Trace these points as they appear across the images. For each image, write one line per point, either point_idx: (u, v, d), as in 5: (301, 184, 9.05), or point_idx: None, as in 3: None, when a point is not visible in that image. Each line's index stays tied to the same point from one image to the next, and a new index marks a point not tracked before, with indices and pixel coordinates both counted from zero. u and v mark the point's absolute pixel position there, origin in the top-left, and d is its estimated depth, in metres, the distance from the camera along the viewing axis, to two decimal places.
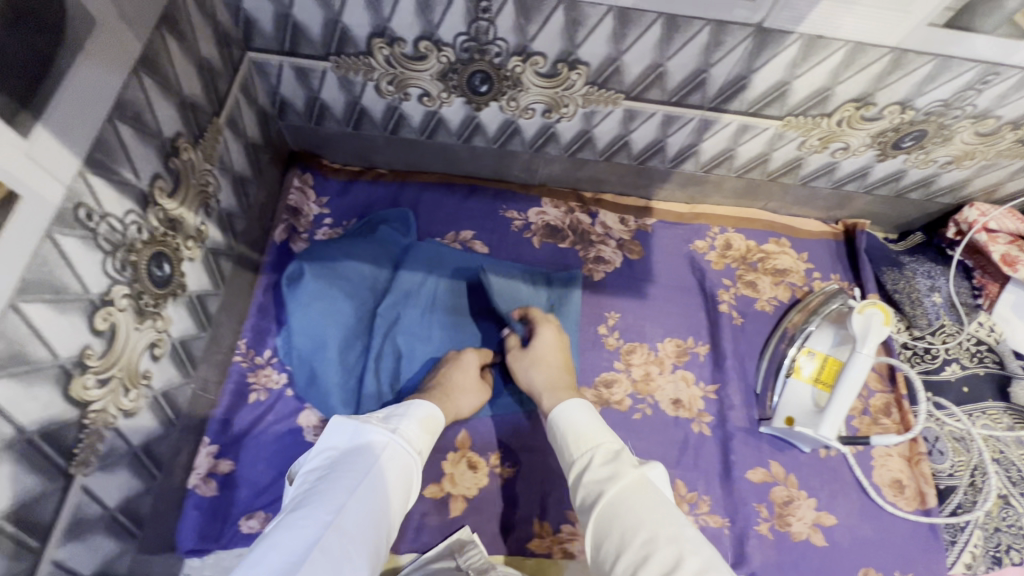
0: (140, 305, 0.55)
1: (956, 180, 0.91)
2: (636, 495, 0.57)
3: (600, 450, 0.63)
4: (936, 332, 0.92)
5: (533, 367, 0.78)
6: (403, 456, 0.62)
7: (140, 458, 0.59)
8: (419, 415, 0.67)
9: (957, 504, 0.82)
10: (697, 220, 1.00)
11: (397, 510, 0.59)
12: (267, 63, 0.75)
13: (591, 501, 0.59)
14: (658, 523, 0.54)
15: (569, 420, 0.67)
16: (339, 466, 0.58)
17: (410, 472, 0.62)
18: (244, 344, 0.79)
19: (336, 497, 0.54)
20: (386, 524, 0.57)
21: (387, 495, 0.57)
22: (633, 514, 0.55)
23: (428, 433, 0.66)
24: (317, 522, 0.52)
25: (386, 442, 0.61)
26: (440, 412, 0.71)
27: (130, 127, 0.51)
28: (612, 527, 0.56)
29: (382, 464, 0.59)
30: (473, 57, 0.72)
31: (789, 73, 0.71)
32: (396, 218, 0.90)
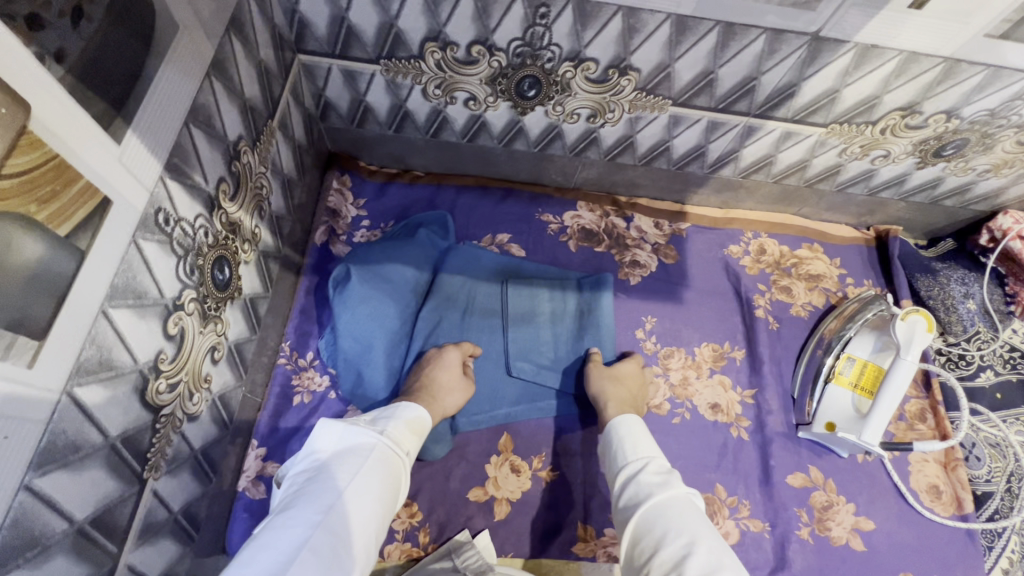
0: (204, 308, 0.55)
1: (991, 188, 0.92)
2: (683, 505, 0.58)
3: (655, 458, 0.64)
4: (971, 339, 0.93)
5: (609, 382, 0.78)
6: (392, 456, 0.62)
7: (200, 461, 0.59)
8: (406, 417, 0.67)
9: (994, 509, 0.83)
10: (731, 225, 1.01)
11: (386, 512, 0.58)
12: (316, 65, 0.75)
13: (637, 499, 0.61)
14: (701, 532, 0.55)
15: (629, 425, 0.69)
16: (329, 466, 0.58)
17: (400, 474, 0.62)
18: (288, 347, 0.80)
19: (325, 497, 0.54)
20: (375, 525, 0.56)
21: (375, 495, 0.57)
22: (678, 517, 0.57)
23: (416, 435, 0.66)
24: (306, 521, 0.51)
25: (374, 443, 0.61)
26: (426, 414, 0.70)
27: (202, 131, 0.51)
28: (656, 525, 0.57)
29: (370, 464, 0.59)
30: (525, 62, 0.72)
31: (839, 81, 0.71)
32: (434, 221, 0.91)
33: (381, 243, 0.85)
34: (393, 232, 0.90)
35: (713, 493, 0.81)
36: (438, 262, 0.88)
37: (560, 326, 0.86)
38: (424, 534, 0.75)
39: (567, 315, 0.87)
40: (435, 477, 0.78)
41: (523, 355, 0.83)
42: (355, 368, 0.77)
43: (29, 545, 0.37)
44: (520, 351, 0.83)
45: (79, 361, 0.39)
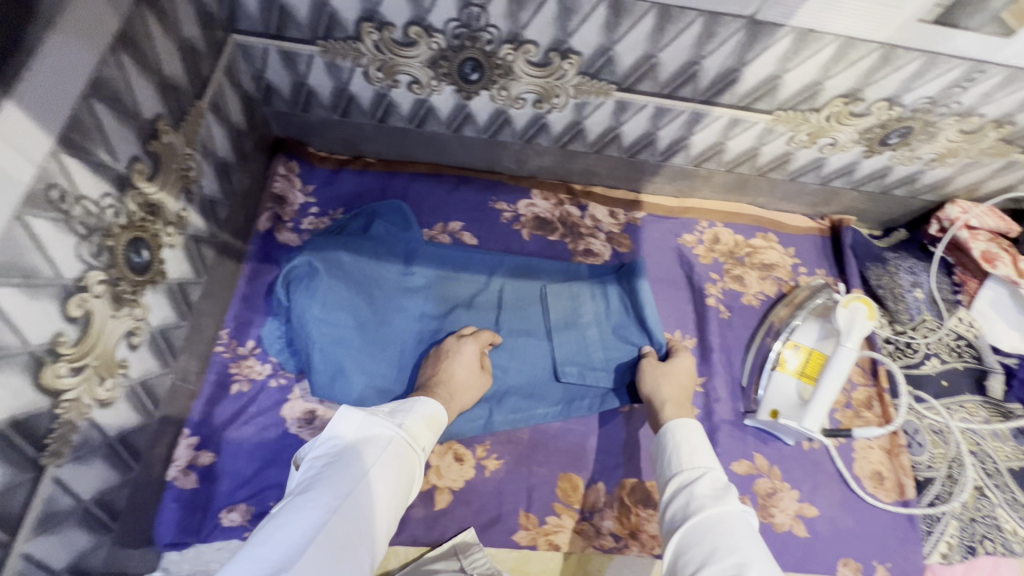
0: (117, 291, 0.53)
1: (940, 177, 0.92)
2: (737, 525, 0.57)
3: (711, 471, 0.63)
4: (917, 327, 0.93)
5: (663, 378, 0.77)
6: (408, 451, 0.61)
7: (117, 449, 0.57)
8: (424, 411, 0.66)
9: (935, 495, 0.83)
10: (686, 215, 1.01)
11: (399, 503, 0.58)
12: (252, 46, 0.72)
13: (688, 511, 0.60)
14: (753, 555, 0.54)
15: (683, 433, 0.67)
16: (348, 454, 0.57)
17: (416, 468, 0.61)
18: (226, 334, 0.78)
19: (342, 484, 0.53)
20: (388, 515, 0.56)
21: (391, 487, 0.56)
22: (728, 535, 0.55)
23: (433, 429, 0.66)
24: (323, 509, 0.51)
25: (394, 435, 0.60)
26: (443, 410, 0.69)
27: (109, 107, 0.49)
28: (706, 541, 0.56)
29: (389, 456, 0.58)
30: (464, 44, 0.71)
31: (780, 67, 0.71)
32: (391, 211, 0.87)
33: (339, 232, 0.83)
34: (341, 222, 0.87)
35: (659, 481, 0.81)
36: (443, 261, 0.87)
37: (604, 326, 0.85)
38: None
39: (610, 315, 0.86)
40: None
41: (569, 359, 0.83)
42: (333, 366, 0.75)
43: None
44: (566, 355, 0.83)
45: None
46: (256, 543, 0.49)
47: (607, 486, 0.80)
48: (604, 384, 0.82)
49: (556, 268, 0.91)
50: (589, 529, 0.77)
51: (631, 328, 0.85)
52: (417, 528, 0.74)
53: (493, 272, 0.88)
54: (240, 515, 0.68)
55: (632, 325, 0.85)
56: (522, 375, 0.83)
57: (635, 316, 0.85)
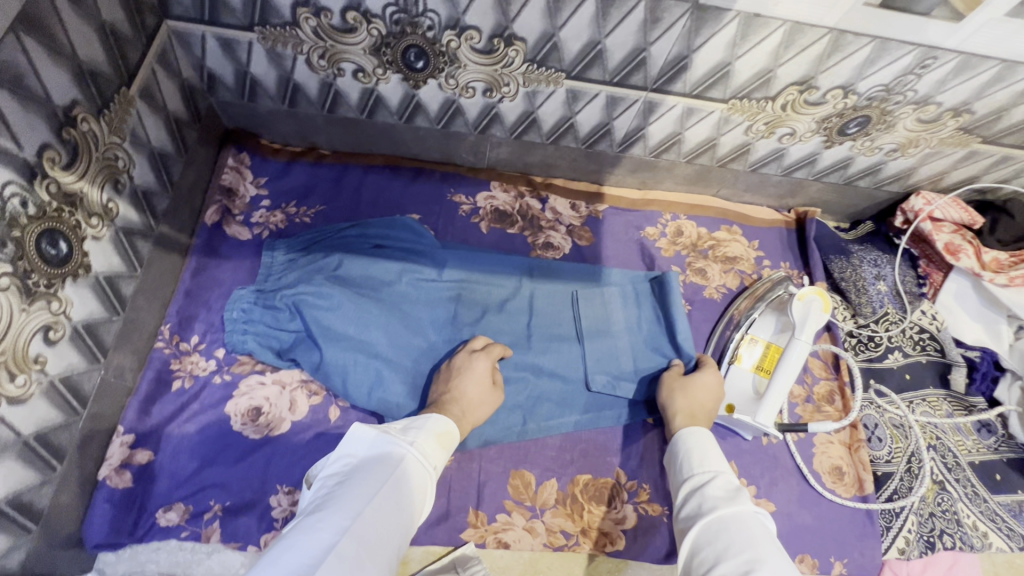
0: (27, 284, 0.52)
1: (902, 168, 0.91)
2: (751, 523, 0.54)
3: (722, 473, 0.61)
4: (880, 320, 0.92)
5: (680, 395, 0.75)
6: (422, 472, 0.57)
7: (33, 448, 0.55)
8: (436, 428, 0.62)
9: (894, 490, 0.82)
10: (649, 207, 0.99)
11: (413, 529, 0.54)
12: (188, 32, 0.71)
13: (701, 510, 0.58)
14: (769, 553, 0.51)
15: (695, 438, 0.67)
16: (359, 472, 0.54)
17: (430, 488, 0.58)
18: (167, 330, 0.76)
19: (354, 502, 0.50)
20: (402, 539, 0.52)
21: (405, 508, 0.53)
22: (744, 532, 0.53)
23: (448, 447, 0.63)
24: (333, 529, 0.47)
25: (408, 452, 0.57)
26: (455, 426, 0.65)
27: (8, 92, 0.47)
28: (718, 540, 0.54)
29: (402, 474, 0.55)
30: (404, 30, 0.69)
31: (729, 53, 0.69)
32: (400, 226, 0.88)
33: (346, 241, 0.85)
34: (339, 225, 0.87)
35: (614, 478, 0.79)
36: (473, 268, 0.87)
37: (637, 337, 0.85)
38: None
39: (643, 326, 0.86)
40: None
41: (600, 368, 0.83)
42: (366, 378, 0.75)
43: None
44: (598, 364, 0.82)
45: None
46: (264, 565, 0.45)
47: (560, 484, 0.78)
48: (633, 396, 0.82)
49: (581, 272, 0.92)
50: (540, 527, 0.75)
51: (664, 340, 0.85)
52: None
53: (523, 277, 0.88)
54: (177, 514, 0.67)
55: (663, 337, 0.85)
56: (555, 381, 0.82)
57: (666, 328, 0.85)
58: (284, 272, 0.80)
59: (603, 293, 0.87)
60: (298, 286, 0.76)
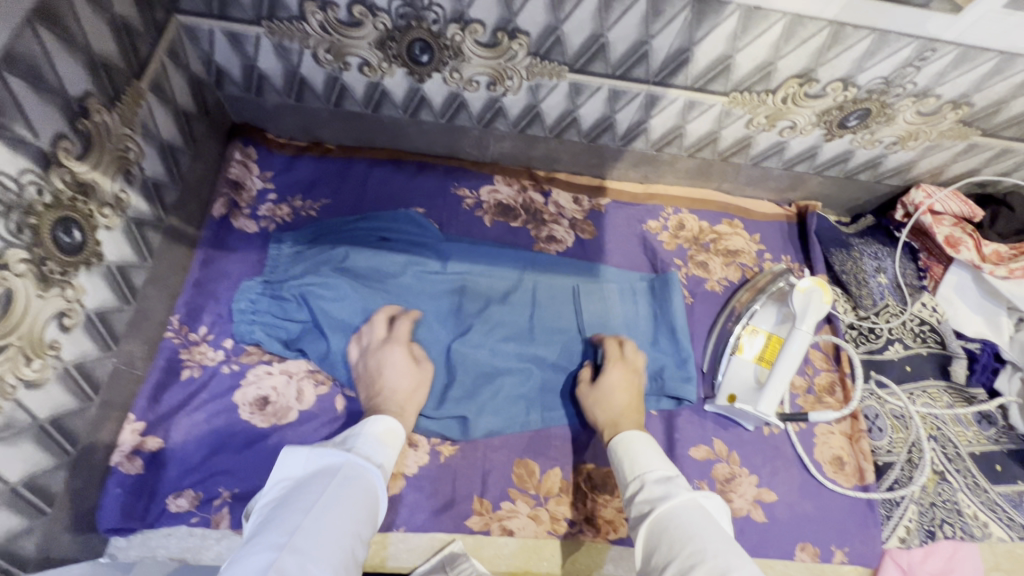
0: (43, 271, 0.53)
1: (902, 161, 0.92)
2: (688, 514, 0.57)
3: (654, 470, 0.64)
4: (880, 312, 0.93)
5: (597, 407, 0.76)
6: (362, 474, 0.59)
7: (48, 432, 0.56)
8: (374, 430, 0.65)
9: (894, 479, 0.83)
10: (651, 201, 1.00)
11: (362, 531, 0.55)
12: (197, 27, 0.72)
13: (644, 514, 0.60)
14: (707, 539, 0.54)
15: (626, 440, 0.69)
16: (295, 490, 0.55)
17: (376, 489, 0.60)
18: (176, 320, 0.77)
19: (290, 519, 0.51)
20: (352, 542, 0.53)
21: (347, 511, 0.54)
22: (682, 527, 0.56)
23: (391, 446, 0.65)
24: (275, 545, 0.48)
25: (344, 460, 0.59)
26: (398, 424, 0.68)
27: (25, 82, 0.48)
28: (662, 540, 0.56)
29: (341, 481, 0.57)
30: (410, 24, 0.70)
31: (730, 46, 0.70)
32: (404, 219, 0.89)
33: (352, 234, 0.86)
34: (344, 219, 0.88)
35: None
36: (477, 262, 0.89)
37: (635, 332, 0.88)
38: None
39: (639, 322, 0.89)
40: None
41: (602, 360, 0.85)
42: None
43: None
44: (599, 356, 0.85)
45: None
46: None
47: (563, 472, 0.79)
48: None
49: (582, 265, 0.93)
50: (544, 515, 0.76)
51: (663, 336, 0.88)
52: None
53: (525, 270, 0.90)
54: (187, 501, 0.68)
55: (663, 333, 0.88)
56: (556, 372, 0.84)
57: (667, 322, 0.88)
58: (291, 264, 0.81)
59: (603, 290, 0.90)
60: (306, 278, 0.78)
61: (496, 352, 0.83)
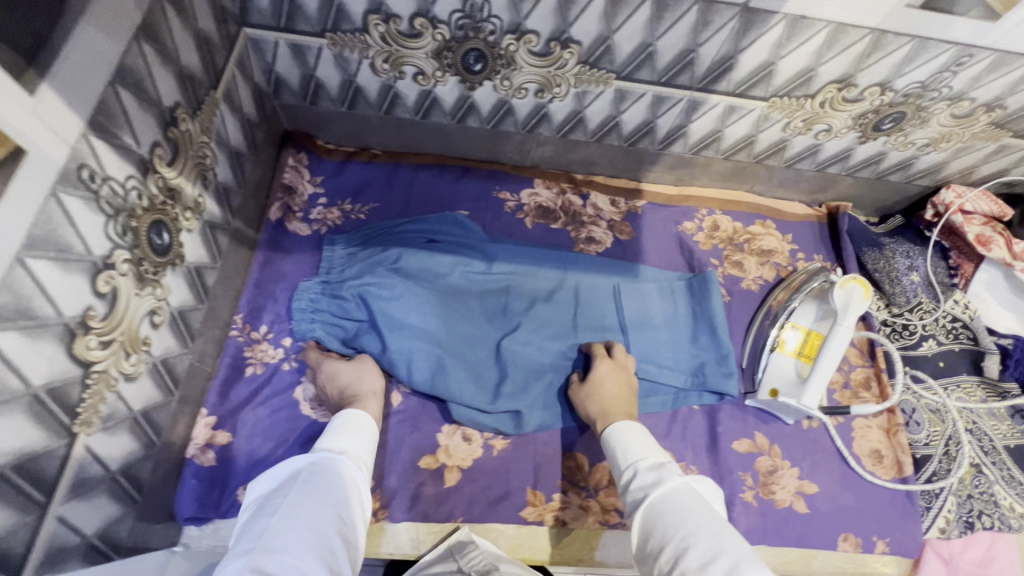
0: (140, 271, 0.56)
1: (933, 163, 0.94)
2: (679, 499, 0.56)
3: (646, 457, 0.63)
4: (914, 309, 0.95)
5: (589, 401, 0.77)
6: (329, 468, 0.58)
7: (140, 423, 0.59)
8: (337, 428, 0.64)
9: (932, 472, 0.85)
10: (686, 203, 1.03)
11: (343, 517, 0.53)
12: (263, 39, 0.75)
13: (638, 503, 0.60)
14: (697, 522, 0.53)
15: (616, 431, 0.69)
16: (261, 505, 0.53)
17: (349, 476, 0.58)
18: (240, 320, 0.81)
19: (257, 528, 0.49)
20: (331, 526, 0.51)
21: (316, 501, 0.52)
22: (675, 512, 0.55)
23: (354, 433, 0.64)
24: (244, 552, 0.46)
25: (307, 460, 0.58)
26: (361, 414, 0.68)
27: (131, 93, 0.52)
28: (656, 526, 0.56)
29: (307, 477, 0.55)
30: (468, 35, 0.73)
31: (774, 53, 0.73)
32: (451, 221, 0.92)
33: (401, 235, 0.89)
34: (393, 222, 0.91)
35: None
36: (521, 262, 0.92)
37: (675, 330, 0.91)
38: (374, 501, 0.76)
39: (678, 319, 0.91)
40: (386, 446, 0.79)
41: (645, 357, 0.88)
42: (428, 364, 0.79)
43: None
44: (641, 352, 0.88)
45: None
46: None
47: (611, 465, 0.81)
48: (677, 383, 0.86)
49: (621, 264, 0.96)
50: (594, 505, 0.79)
51: (703, 333, 0.90)
52: (427, 504, 0.76)
53: (567, 269, 0.93)
54: None
55: (703, 330, 0.90)
56: None
57: (707, 319, 0.91)
58: (346, 265, 0.84)
59: (643, 289, 0.92)
60: (364, 279, 0.81)
61: (543, 349, 0.85)
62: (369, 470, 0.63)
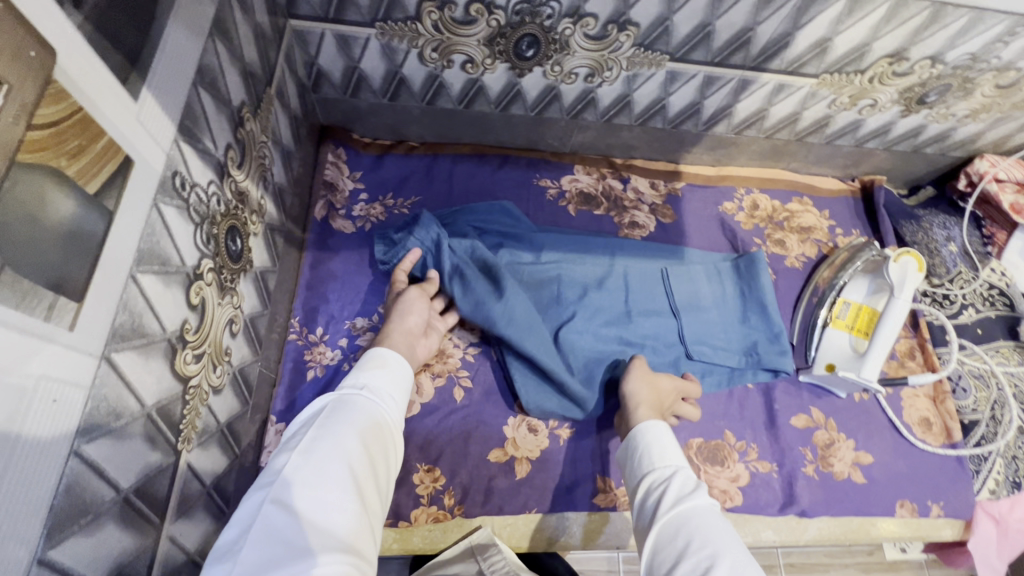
0: (221, 279, 0.54)
1: (970, 133, 0.96)
2: (707, 517, 0.54)
3: (676, 466, 0.61)
4: (954, 279, 0.97)
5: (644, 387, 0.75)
6: (356, 400, 0.55)
7: (226, 435, 0.58)
8: (366, 363, 0.61)
9: (981, 436, 0.88)
10: (724, 182, 1.03)
11: (368, 448, 0.51)
12: (308, 31, 0.73)
13: (658, 506, 0.57)
14: (726, 547, 0.50)
15: (652, 433, 0.65)
16: (289, 437, 0.52)
17: (374, 409, 0.55)
18: (297, 323, 0.79)
19: (279, 461, 0.48)
20: (354, 460, 0.49)
21: (337, 434, 0.50)
22: (701, 528, 0.52)
23: (380, 369, 0.60)
24: (265, 488, 0.46)
25: (331, 396, 0.55)
26: (398, 357, 0.64)
27: (208, 93, 0.49)
28: (677, 536, 0.53)
29: (330, 412, 0.53)
30: (524, 20, 0.71)
31: (832, 29, 0.73)
32: (498, 210, 0.91)
33: (450, 226, 0.88)
34: (439, 214, 0.89)
35: (723, 439, 0.84)
36: (567, 247, 0.90)
37: (725, 311, 0.89)
38: (448, 497, 0.75)
39: (727, 301, 0.90)
40: (453, 442, 0.78)
41: (699, 339, 0.87)
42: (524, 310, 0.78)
43: (82, 511, 0.36)
44: (695, 335, 0.87)
45: (114, 327, 0.37)
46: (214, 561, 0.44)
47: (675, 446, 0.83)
48: (732, 363, 0.87)
49: (666, 247, 0.95)
50: None
51: (753, 312, 0.89)
52: (501, 497, 0.76)
53: (615, 255, 0.91)
54: None
55: (753, 310, 0.89)
56: (656, 351, 0.85)
57: (755, 299, 0.89)
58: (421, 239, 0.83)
59: (693, 271, 0.90)
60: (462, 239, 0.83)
61: (598, 336, 0.84)
62: (400, 404, 0.60)
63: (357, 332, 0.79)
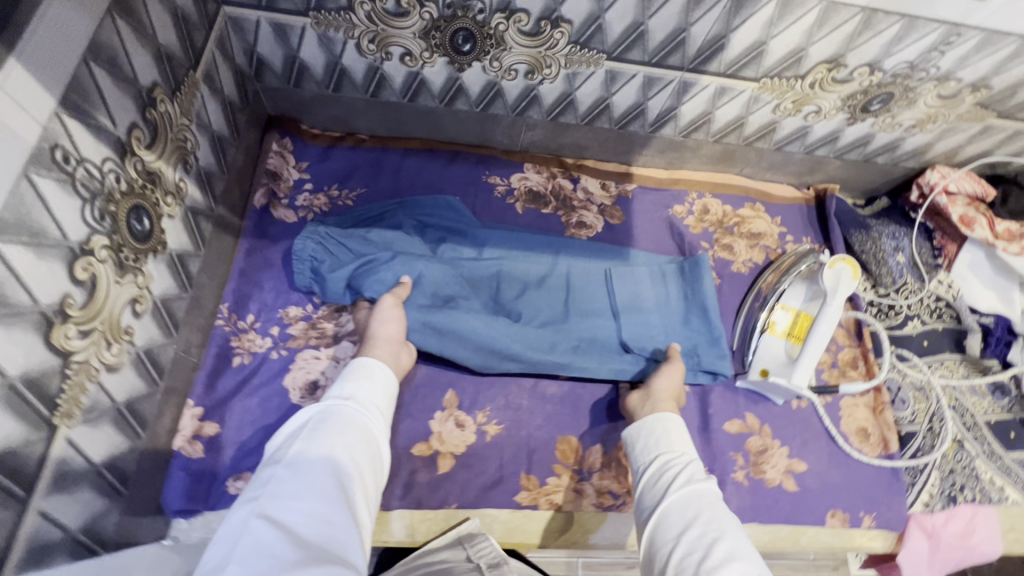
0: (120, 258, 0.54)
1: (919, 144, 0.96)
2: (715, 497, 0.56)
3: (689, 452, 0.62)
4: (900, 290, 0.96)
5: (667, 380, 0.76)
6: (345, 413, 0.56)
7: (124, 415, 0.58)
8: (352, 374, 0.62)
9: (917, 448, 0.87)
10: (675, 186, 1.02)
11: (354, 462, 0.52)
12: (243, 18, 0.73)
13: (668, 485, 0.58)
14: (732, 527, 0.52)
15: (675, 417, 0.66)
16: (272, 454, 0.52)
17: (360, 421, 0.56)
18: (225, 308, 0.78)
19: (263, 476, 0.48)
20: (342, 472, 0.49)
21: (323, 449, 0.50)
22: (711, 506, 0.54)
23: (363, 379, 0.61)
24: (248, 501, 0.45)
25: (316, 407, 0.56)
26: (372, 362, 0.64)
27: (105, 71, 0.49)
28: (684, 508, 0.55)
29: (314, 425, 0.53)
30: (456, 14, 0.72)
31: (766, 32, 0.73)
32: (441, 205, 0.91)
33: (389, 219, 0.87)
34: (383, 205, 0.89)
35: None
36: (509, 242, 0.89)
37: (667, 312, 0.87)
38: None
39: (670, 302, 0.88)
40: None
41: (637, 341, 0.85)
42: (438, 282, 0.80)
43: None
44: (633, 337, 0.85)
45: None
46: None
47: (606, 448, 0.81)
48: None
49: (612, 249, 0.94)
50: (589, 488, 0.78)
51: (695, 316, 0.87)
52: (421, 491, 0.76)
53: (558, 252, 0.90)
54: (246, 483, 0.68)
55: (695, 313, 0.87)
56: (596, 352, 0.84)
57: (697, 300, 0.87)
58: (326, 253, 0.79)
59: (635, 271, 0.88)
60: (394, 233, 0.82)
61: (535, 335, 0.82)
62: (383, 414, 0.61)
63: (288, 321, 0.79)
